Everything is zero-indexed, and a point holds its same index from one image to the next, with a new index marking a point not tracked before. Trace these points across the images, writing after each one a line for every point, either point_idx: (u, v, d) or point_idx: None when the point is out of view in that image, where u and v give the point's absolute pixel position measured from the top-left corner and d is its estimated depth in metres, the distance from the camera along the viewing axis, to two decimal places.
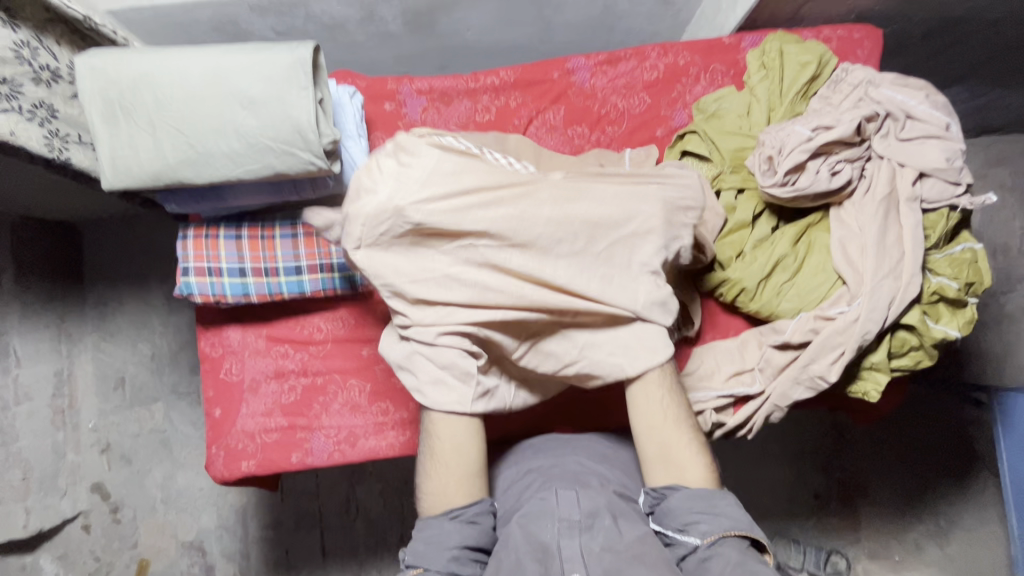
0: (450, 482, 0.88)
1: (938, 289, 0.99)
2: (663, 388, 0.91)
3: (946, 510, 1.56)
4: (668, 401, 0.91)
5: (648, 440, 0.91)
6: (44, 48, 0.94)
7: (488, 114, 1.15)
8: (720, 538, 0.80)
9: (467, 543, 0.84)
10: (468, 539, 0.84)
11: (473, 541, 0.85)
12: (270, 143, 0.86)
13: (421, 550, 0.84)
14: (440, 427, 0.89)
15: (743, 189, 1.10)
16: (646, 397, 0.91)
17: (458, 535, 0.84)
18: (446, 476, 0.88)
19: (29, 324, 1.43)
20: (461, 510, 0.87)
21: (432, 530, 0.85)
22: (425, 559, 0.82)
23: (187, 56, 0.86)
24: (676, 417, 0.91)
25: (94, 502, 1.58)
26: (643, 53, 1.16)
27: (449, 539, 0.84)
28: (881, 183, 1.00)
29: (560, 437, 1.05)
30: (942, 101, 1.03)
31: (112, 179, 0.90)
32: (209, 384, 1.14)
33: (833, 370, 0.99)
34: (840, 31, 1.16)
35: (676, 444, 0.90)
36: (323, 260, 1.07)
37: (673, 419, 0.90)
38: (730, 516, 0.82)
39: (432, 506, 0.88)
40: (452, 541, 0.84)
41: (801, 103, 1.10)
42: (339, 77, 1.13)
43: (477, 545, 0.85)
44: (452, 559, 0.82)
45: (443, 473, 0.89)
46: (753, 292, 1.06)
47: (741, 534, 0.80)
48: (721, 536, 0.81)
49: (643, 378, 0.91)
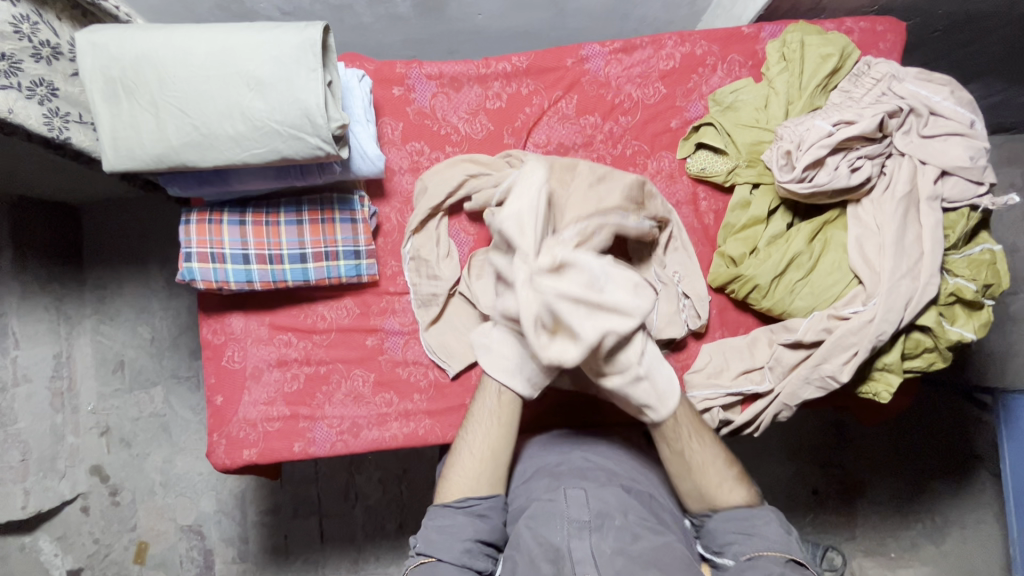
0: (474, 466, 0.88)
1: (955, 290, 0.97)
2: (682, 439, 0.88)
3: (943, 510, 1.56)
4: (690, 449, 0.88)
5: (677, 487, 0.90)
6: (44, 23, 0.90)
7: (499, 101, 1.12)
8: (759, 555, 0.81)
9: (480, 537, 0.84)
10: (480, 533, 0.84)
11: (486, 535, 0.84)
12: (277, 127, 0.83)
13: (435, 539, 0.83)
14: (506, 408, 0.90)
15: (758, 183, 1.09)
16: (661, 448, 0.89)
17: (472, 528, 0.84)
18: (484, 461, 0.88)
19: (28, 305, 1.41)
20: (475, 501, 0.87)
21: (445, 520, 0.85)
22: (438, 550, 0.82)
23: (191, 34, 0.83)
24: (699, 465, 0.88)
25: (93, 485, 1.57)
26: (660, 42, 1.12)
27: (463, 530, 0.84)
28: (901, 182, 0.97)
29: (544, 437, 1.03)
30: (967, 98, 1.01)
31: (113, 160, 0.87)
32: (210, 370, 1.12)
33: (845, 370, 0.98)
34: (863, 22, 1.13)
35: (705, 491, 0.87)
36: (329, 247, 1.05)
37: (699, 468, 0.88)
38: (765, 536, 0.83)
39: (455, 492, 0.88)
40: (465, 533, 0.83)
41: (820, 97, 1.07)
42: (346, 60, 1.10)
43: (489, 539, 0.85)
44: (465, 551, 0.82)
45: (481, 459, 0.88)
46: (767, 290, 1.04)
47: (779, 551, 0.81)
48: (756, 555, 0.81)
49: (656, 431, 0.89)
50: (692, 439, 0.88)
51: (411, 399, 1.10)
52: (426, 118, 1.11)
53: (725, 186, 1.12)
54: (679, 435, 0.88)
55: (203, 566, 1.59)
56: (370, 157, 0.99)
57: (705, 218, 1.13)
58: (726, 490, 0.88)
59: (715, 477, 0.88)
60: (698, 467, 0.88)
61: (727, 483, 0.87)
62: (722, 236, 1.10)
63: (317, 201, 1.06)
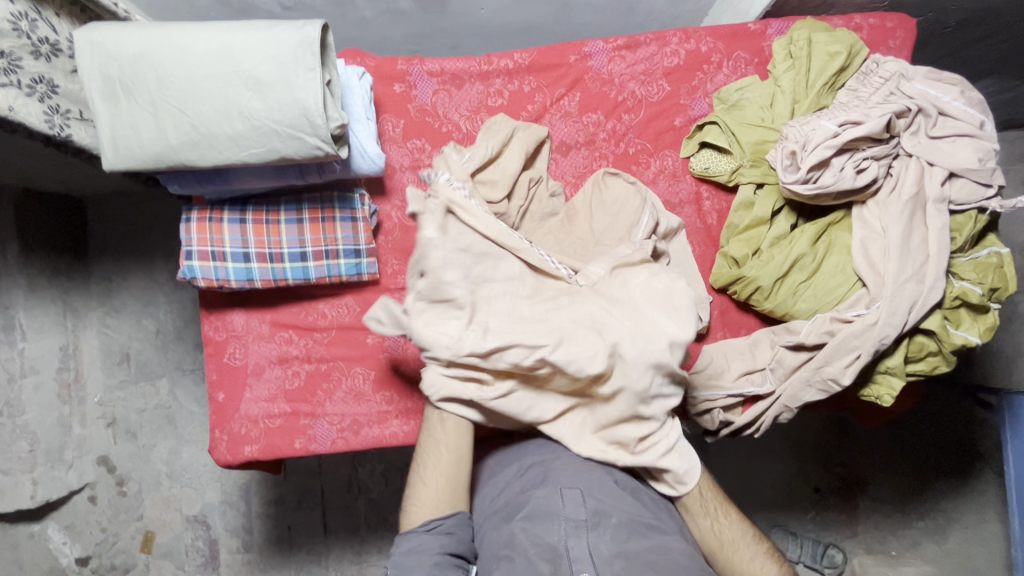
0: (439, 489, 0.88)
1: (960, 294, 0.96)
2: (709, 515, 0.92)
3: (945, 508, 1.55)
4: (717, 525, 0.91)
5: (714, 565, 0.92)
6: (43, 20, 0.90)
7: (501, 98, 1.11)
8: None
9: (448, 549, 0.84)
10: (448, 546, 0.84)
11: (453, 547, 0.84)
12: (275, 126, 0.83)
13: (403, 562, 0.82)
14: (452, 434, 0.91)
15: (762, 183, 1.07)
16: (691, 523, 0.93)
17: (439, 543, 0.84)
18: (443, 488, 0.88)
19: (34, 298, 1.42)
20: (438, 521, 0.86)
21: (412, 543, 0.84)
22: (407, 571, 0.81)
23: (191, 32, 0.83)
24: (727, 541, 0.91)
25: (100, 475, 1.59)
26: (665, 38, 1.11)
27: (431, 545, 0.83)
28: (908, 183, 0.96)
29: (533, 449, 0.96)
30: (977, 98, 0.99)
31: (113, 160, 0.87)
32: (213, 367, 1.13)
33: (847, 373, 0.97)
34: (872, 19, 1.10)
35: (736, 568, 0.89)
36: (329, 246, 1.05)
37: (728, 544, 0.90)
38: None
39: (418, 515, 0.87)
40: (433, 547, 0.83)
41: (827, 96, 1.05)
42: (347, 56, 1.09)
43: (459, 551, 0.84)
44: (435, 564, 0.82)
45: (435, 485, 0.89)
46: (769, 291, 1.03)
47: None
48: None
49: (682, 505, 0.94)
50: (718, 513, 0.92)
51: (407, 400, 1.11)
52: (427, 115, 1.10)
53: (728, 185, 1.10)
54: (704, 513, 0.92)
55: (208, 555, 1.61)
56: (370, 156, 0.99)
57: (708, 218, 1.12)
58: (757, 566, 0.89)
59: (745, 552, 0.90)
60: (725, 545, 0.91)
61: (758, 558, 0.89)
62: (725, 236, 1.09)
63: (318, 199, 1.05)
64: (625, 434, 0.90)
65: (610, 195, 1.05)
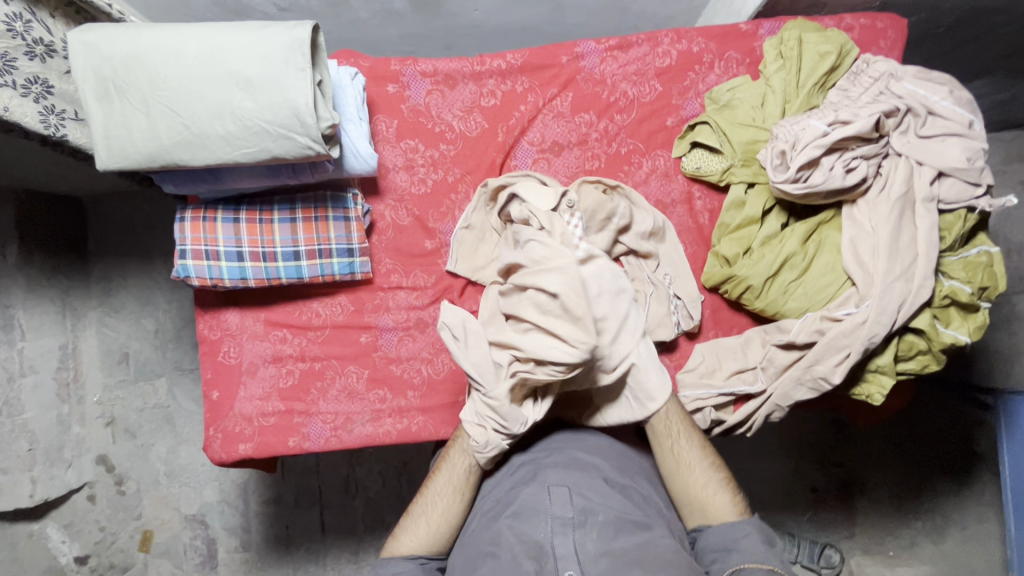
0: (436, 527, 0.91)
1: (949, 292, 0.97)
2: (672, 437, 0.94)
3: (943, 509, 1.54)
4: (677, 445, 0.93)
5: (668, 487, 0.94)
6: (37, 21, 0.91)
7: (493, 98, 1.11)
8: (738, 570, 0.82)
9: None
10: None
11: None
12: (267, 126, 0.84)
13: None
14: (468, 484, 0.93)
15: (753, 183, 1.08)
16: (656, 446, 0.95)
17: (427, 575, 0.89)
18: (435, 523, 0.91)
19: (34, 298, 1.43)
20: (429, 558, 0.90)
21: (401, 569, 0.87)
22: None
23: (184, 33, 0.84)
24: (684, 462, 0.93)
25: (99, 474, 1.59)
26: (656, 38, 1.11)
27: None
28: (897, 182, 0.96)
29: (526, 451, 0.98)
30: (966, 97, 0.99)
31: (106, 160, 0.88)
32: (207, 366, 1.13)
33: (837, 372, 0.97)
34: (863, 19, 1.11)
35: (690, 490, 0.91)
36: (322, 245, 1.06)
37: (684, 465, 0.92)
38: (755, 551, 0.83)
39: (406, 545, 0.90)
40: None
41: (817, 95, 1.06)
42: (340, 56, 1.10)
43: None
44: None
45: (434, 525, 0.91)
46: (759, 291, 1.03)
47: (759, 565, 0.82)
48: (740, 568, 0.82)
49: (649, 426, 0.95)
50: (679, 436, 0.94)
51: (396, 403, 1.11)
52: (421, 115, 1.11)
53: (720, 185, 1.11)
54: (667, 435, 0.94)
55: (207, 554, 1.61)
56: (362, 156, 0.99)
57: (700, 218, 1.12)
58: (712, 493, 0.91)
59: (699, 477, 0.92)
60: (681, 468, 0.92)
61: (712, 485, 0.91)
62: (717, 235, 1.10)
63: (311, 198, 1.06)
64: (598, 346, 0.90)
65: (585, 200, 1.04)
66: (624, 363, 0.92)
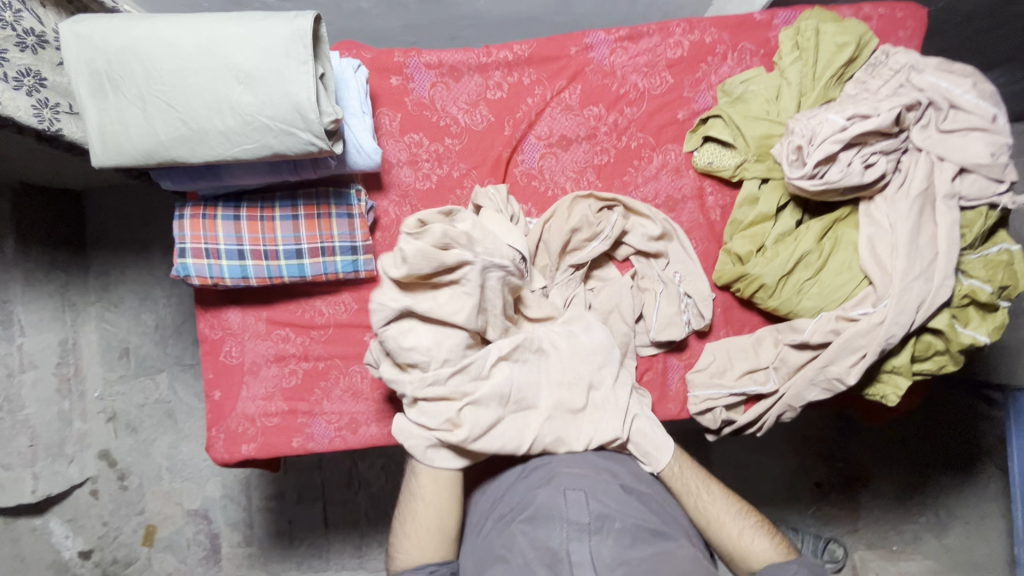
0: (425, 536, 0.89)
1: (969, 292, 0.94)
2: (693, 493, 0.93)
3: (948, 504, 1.53)
4: (702, 501, 0.92)
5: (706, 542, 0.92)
6: (28, 11, 0.88)
7: (499, 91, 1.08)
8: None
9: None
10: None
11: None
12: (267, 121, 0.81)
13: None
14: (428, 488, 0.92)
15: (767, 178, 1.05)
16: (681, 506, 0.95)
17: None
18: (427, 535, 0.89)
19: (32, 293, 1.40)
20: (437, 565, 0.87)
21: None
22: None
23: (180, 24, 0.81)
24: (715, 516, 0.91)
25: (102, 469, 1.58)
26: (668, 29, 1.08)
27: None
28: (917, 179, 0.93)
29: (537, 454, 0.95)
30: (989, 90, 0.96)
31: (101, 156, 0.85)
32: (208, 365, 1.11)
33: (852, 373, 0.95)
34: (883, 8, 1.07)
35: (726, 544, 0.89)
36: (325, 243, 1.03)
37: (714, 519, 0.91)
38: None
39: (408, 561, 0.88)
40: None
41: (834, 88, 1.03)
42: (342, 48, 1.07)
43: None
44: None
45: (419, 533, 0.89)
46: (773, 289, 1.01)
47: None
48: None
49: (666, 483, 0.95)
50: (700, 490, 0.93)
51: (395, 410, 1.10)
52: (425, 108, 1.07)
53: (732, 180, 1.08)
54: (687, 491, 0.94)
55: (210, 550, 1.61)
56: (366, 152, 0.96)
57: (711, 214, 1.10)
58: (748, 540, 0.89)
59: (733, 527, 0.90)
60: (712, 522, 0.91)
61: (747, 532, 0.89)
62: (729, 231, 1.07)
63: (313, 195, 1.03)
64: (602, 399, 0.96)
65: (571, 217, 1.03)
66: (630, 415, 0.97)
